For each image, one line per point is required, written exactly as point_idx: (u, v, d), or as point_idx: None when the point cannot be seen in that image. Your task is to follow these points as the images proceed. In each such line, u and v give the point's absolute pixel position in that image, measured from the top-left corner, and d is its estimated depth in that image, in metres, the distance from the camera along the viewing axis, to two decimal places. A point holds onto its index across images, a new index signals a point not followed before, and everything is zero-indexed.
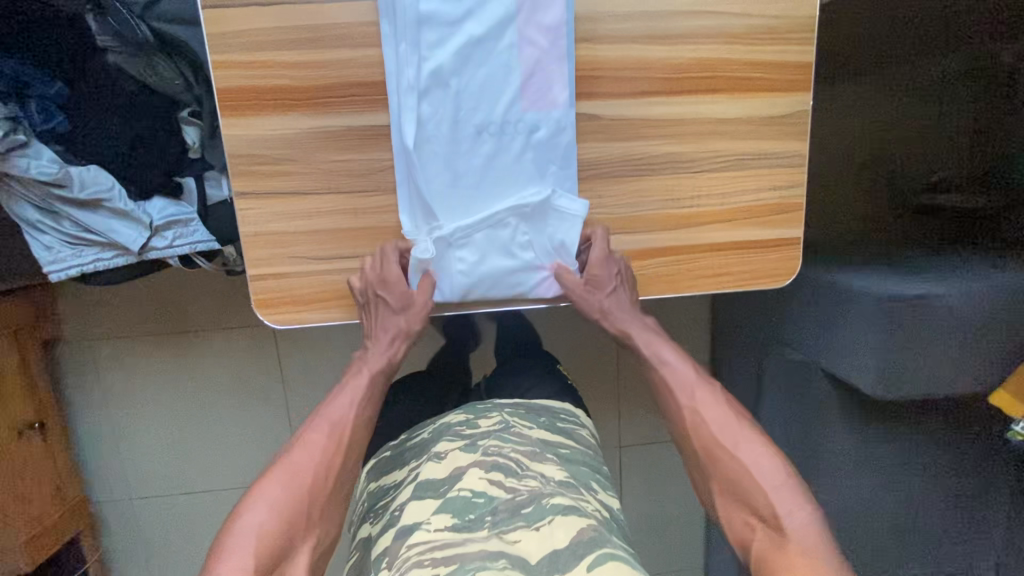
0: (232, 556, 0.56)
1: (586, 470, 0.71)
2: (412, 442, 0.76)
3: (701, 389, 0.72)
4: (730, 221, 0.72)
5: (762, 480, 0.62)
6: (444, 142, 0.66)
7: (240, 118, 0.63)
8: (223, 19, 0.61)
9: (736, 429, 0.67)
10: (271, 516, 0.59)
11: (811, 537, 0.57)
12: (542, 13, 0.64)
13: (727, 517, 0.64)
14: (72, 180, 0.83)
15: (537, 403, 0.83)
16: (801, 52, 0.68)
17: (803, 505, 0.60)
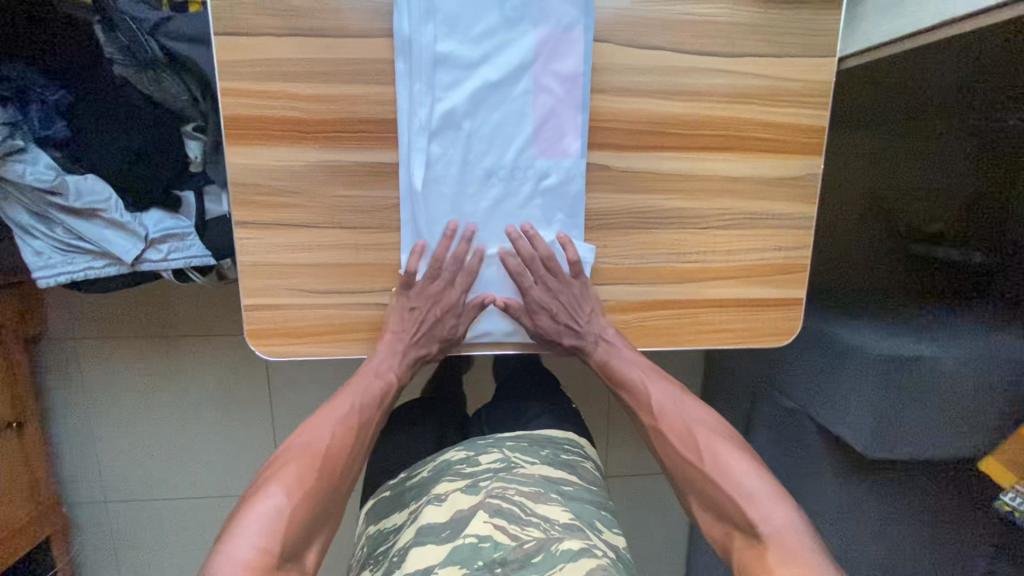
0: (246, 531, 0.53)
1: (592, 507, 0.70)
2: (412, 481, 0.76)
3: (667, 406, 0.71)
4: (733, 279, 0.72)
5: (733, 487, 0.61)
6: (453, 185, 0.66)
7: (246, 147, 0.62)
8: (236, 47, 0.60)
9: (699, 438, 0.67)
10: (303, 495, 0.58)
11: (787, 538, 0.55)
12: (559, 63, 0.63)
13: (709, 529, 0.63)
14: (68, 188, 0.80)
15: (543, 435, 0.82)
16: (815, 117, 0.68)
17: (777, 505, 0.58)
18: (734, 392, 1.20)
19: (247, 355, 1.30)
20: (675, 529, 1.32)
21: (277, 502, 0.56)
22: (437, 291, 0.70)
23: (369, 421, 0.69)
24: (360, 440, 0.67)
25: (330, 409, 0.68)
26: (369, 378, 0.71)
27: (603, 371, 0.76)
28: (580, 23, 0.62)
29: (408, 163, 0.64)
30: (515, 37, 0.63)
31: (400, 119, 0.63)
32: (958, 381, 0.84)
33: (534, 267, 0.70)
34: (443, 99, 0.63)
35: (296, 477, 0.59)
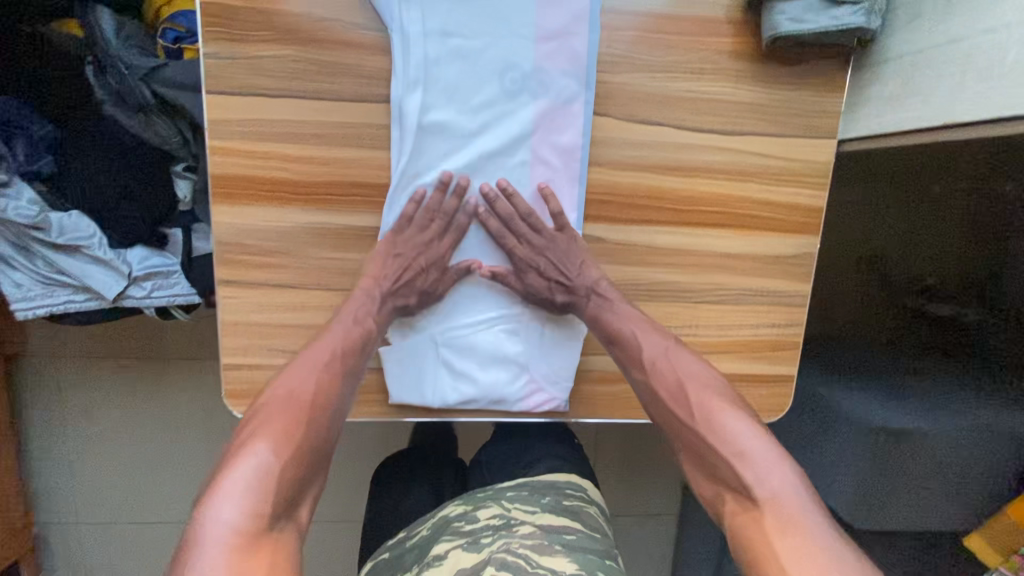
0: (227, 493, 0.44)
1: (599, 558, 0.62)
2: (412, 541, 0.69)
3: (659, 356, 0.62)
4: (725, 353, 0.71)
5: (726, 448, 0.54)
6: (442, 249, 0.65)
7: (234, 207, 0.61)
8: (227, 106, 0.58)
9: (692, 396, 0.59)
10: (292, 450, 0.49)
11: (789, 509, 0.48)
12: (557, 136, 0.63)
13: (701, 492, 0.56)
14: (51, 225, 0.78)
15: (542, 479, 0.76)
16: (814, 196, 0.67)
17: (777, 469, 0.51)
18: None
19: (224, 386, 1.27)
20: None
21: (263, 460, 0.47)
22: (413, 240, 0.64)
23: (351, 370, 0.59)
24: (345, 390, 0.57)
25: (307, 355, 0.58)
26: (346, 326, 0.61)
27: (594, 329, 0.66)
28: (580, 98, 0.62)
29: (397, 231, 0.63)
30: (515, 108, 0.62)
31: (389, 186, 0.62)
32: (947, 456, 0.83)
33: (517, 225, 0.65)
34: (433, 162, 0.63)
35: (281, 429, 0.50)
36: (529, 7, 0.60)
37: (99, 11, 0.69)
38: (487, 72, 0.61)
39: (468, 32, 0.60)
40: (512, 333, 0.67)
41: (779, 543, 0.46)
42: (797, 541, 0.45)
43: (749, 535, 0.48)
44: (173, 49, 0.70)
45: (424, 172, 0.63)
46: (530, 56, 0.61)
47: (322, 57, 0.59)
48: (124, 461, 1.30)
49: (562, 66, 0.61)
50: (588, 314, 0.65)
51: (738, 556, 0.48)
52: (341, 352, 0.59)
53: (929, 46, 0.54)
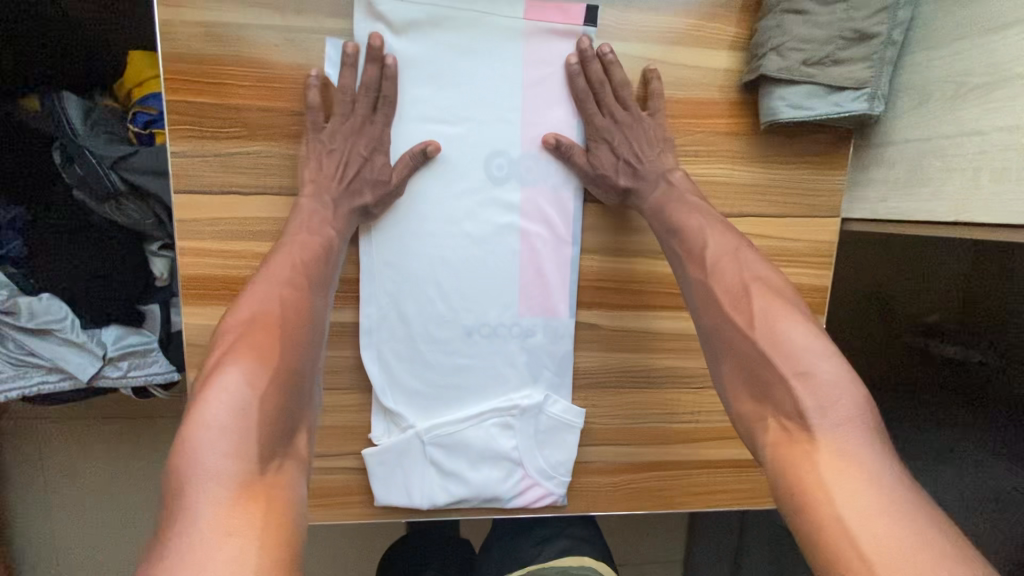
0: (208, 432, 0.39)
1: None
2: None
3: (706, 256, 0.54)
4: (729, 440, 0.67)
5: (785, 365, 0.45)
6: (426, 341, 0.61)
7: (207, 307, 0.57)
8: (197, 204, 0.55)
9: (754, 299, 0.49)
10: (269, 379, 0.43)
11: (844, 442, 0.40)
12: (547, 222, 0.60)
13: (738, 410, 0.48)
14: (20, 309, 0.75)
15: (552, 568, 0.65)
16: (819, 277, 0.64)
17: (846, 395, 0.42)
18: None
19: None
20: None
21: (240, 394, 0.41)
22: (360, 127, 0.57)
23: (319, 283, 0.53)
24: (316, 305, 0.51)
25: (268, 273, 0.51)
26: (303, 237, 0.54)
27: (652, 219, 0.58)
28: (568, 184, 0.59)
29: (377, 324, 0.60)
30: (501, 195, 0.59)
31: (364, 281, 0.59)
32: None
33: (600, 96, 0.58)
34: (412, 251, 0.59)
35: (251, 357, 0.44)
36: (514, 91, 0.57)
37: (65, 99, 0.66)
38: (472, 158, 0.58)
39: (451, 117, 0.57)
40: (506, 427, 0.62)
41: (832, 480, 0.38)
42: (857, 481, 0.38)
43: (798, 470, 0.40)
44: (146, 135, 0.66)
45: (403, 261, 0.59)
46: (516, 141, 0.58)
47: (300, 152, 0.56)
48: None
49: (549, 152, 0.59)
50: (651, 205, 0.58)
51: (776, 485, 0.42)
52: (302, 265, 0.52)
53: (939, 133, 0.52)
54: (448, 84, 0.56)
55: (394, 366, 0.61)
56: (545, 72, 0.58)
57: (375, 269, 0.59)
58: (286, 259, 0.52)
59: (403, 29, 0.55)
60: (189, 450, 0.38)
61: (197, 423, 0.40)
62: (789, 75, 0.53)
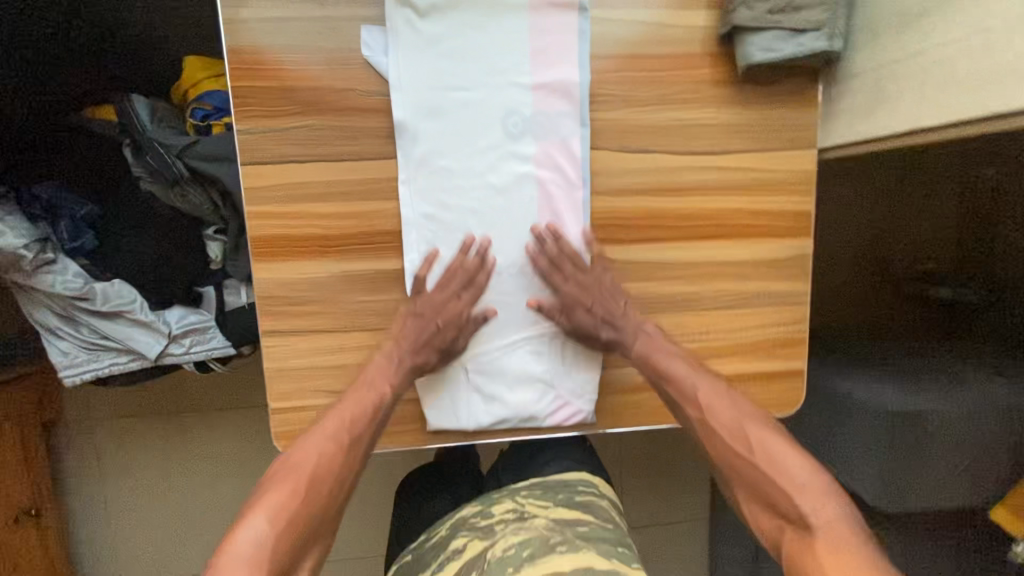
0: (228, 564, 0.52)
1: (619, 547, 0.68)
2: (431, 542, 0.76)
3: (706, 394, 0.66)
4: (737, 356, 0.75)
5: (785, 479, 0.59)
6: (462, 283, 0.69)
7: (272, 263, 0.66)
8: (260, 174, 0.64)
9: (747, 430, 0.63)
10: (285, 525, 0.55)
11: (840, 534, 0.54)
12: (560, 170, 0.68)
13: (755, 519, 0.61)
14: (95, 294, 0.83)
15: (555, 480, 0.82)
16: (802, 202, 0.73)
17: (829, 503, 0.56)
18: None
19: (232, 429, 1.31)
20: None
21: (261, 535, 0.54)
22: (445, 303, 0.68)
23: (361, 439, 0.64)
24: (349, 462, 0.62)
25: (322, 423, 0.63)
26: (362, 393, 0.66)
27: (644, 368, 0.70)
28: (577, 134, 0.67)
29: (418, 269, 0.68)
30: (517, 149, 0.67)
31: (405, 232, 0.67)
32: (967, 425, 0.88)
33: (562, 264, 0.69)
34: (445, 203, 0.67)
35: (280, 501, 0.57)
36: (522, 57, 0.66)
37: (133, 98, 0.76)
38: (490, 118, 0.66)
39: (469, 83, 0.65)
40: (536, 353, 0.71)
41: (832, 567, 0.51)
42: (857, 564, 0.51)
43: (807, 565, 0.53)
44: (203, 127, 0.76)
45: (438, 212, 0.67)
46: (527, 100, 0.66)
47: (343, 123, 0.65)
48: (163, 510, 1.32)
49: (557, 106, 0.67)
50: (637, 353, 0.70)
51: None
52: (350, 421, 0.64)
53: (893, 59, 0.61)
54: (465, 55, 0.65)
55: (436, 306, 0.69)
56: (548, 37, 0.66)
57: (413, 221, 0.67)
58: (337, 415, 0.64)
59: (425, 10, 0.64)
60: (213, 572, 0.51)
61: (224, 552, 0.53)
62: (760, 23, 0.63)
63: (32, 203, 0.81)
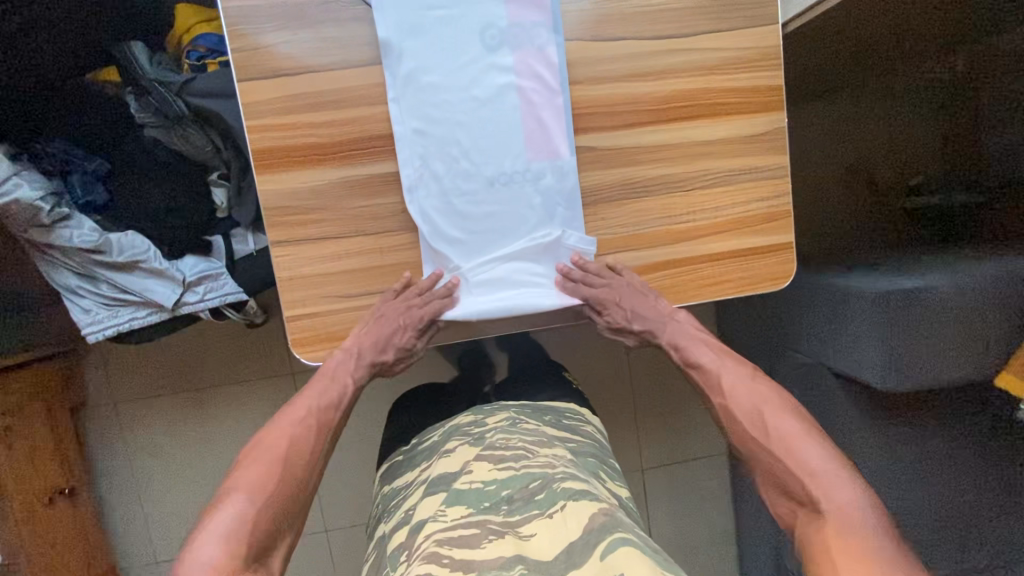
0: (208, 538, 0.56)
1: (595, 460, 0.74)
2: (423, 445, 0.80)
3: (733, 384, 0.72)
4: (724, 234, 0.78)
5: (803, 464, 0.60)
6: (457, 194, 0.73)
7: (274, 175, 0.70)
8: (255, 90, 0.69)
9: (766, 415, 0.67)
10: (263, 497, 0.60)
11: (853, 520, 0.55)
12: (539, 77, 0.72)
13: (774, 506, 0.63)
14: (111, 245, 0.86)
15: (545, 404, 0.87)
16: (770, 77, 0.76)
17: (842, 489, 0.57)
18: (752, 368, 1.21)
19: (253, 404, 1.29)
20: (718, 508, 1.34)
21: (240, 508, 0.58)
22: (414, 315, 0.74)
23: (327, 425, 0.71)
24: (317, 443, 0.68)
25: (289, 413, 0.70)
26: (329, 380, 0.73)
27: (676, 352, 0.81)
28: (552, 42, 0.72)
29: (415, 181, 0.72)
30: (497, 61, 0.72)
31: (399, 146, 0.71)
32: (954, 305, 0.86)
33: (590, 283, 0.76)
34: (435, 117, 0.71)
35: (258, 480, 0.61)
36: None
37: (131, 45, 0.84)
38: (469, 33, 0.71)
39: (446, 2, 0.70)
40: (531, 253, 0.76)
41: (840, 550, 0.54)
42: (860, 551, 0.53)
43: (818, 549, 0.56)
44: (199, 66, 0.84)
45: (429, 126, 0.71)
46: (502, 14, 0.71)
47: (329, 34, 0.69)
48: (191, 490, 1.30)
49: (531, 17, 0.71)
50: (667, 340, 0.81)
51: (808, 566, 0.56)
52: (316, 409, 0.71)
53: None
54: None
55: (434, 217, 0.73)
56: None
57: (406, 136, 0.71)
58: (305, 403, 0.71)
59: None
60: (192, 549, 0.55)
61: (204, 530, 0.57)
62: None
63: (45, 159, 0.86)
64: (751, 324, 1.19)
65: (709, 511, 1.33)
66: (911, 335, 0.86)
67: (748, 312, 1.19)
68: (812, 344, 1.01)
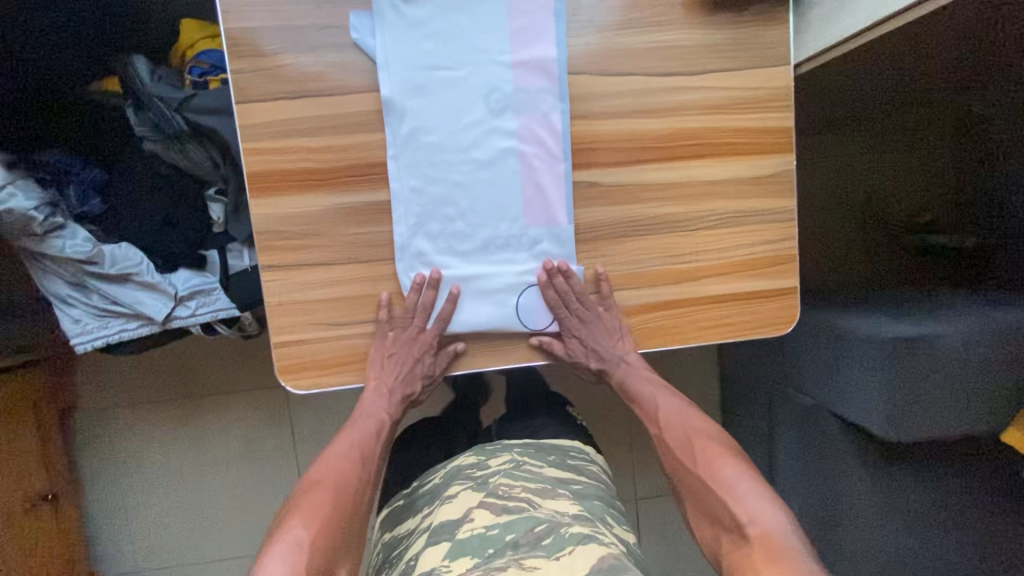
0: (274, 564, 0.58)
1: (600, 504, 0.71)
2: (424, 488, 0.77)
3: (670, 415, 0.77)
4: (726, 275, 0.76)
5: (722, 487, 0.66)
6: (450, 255, 0.72)
7: (269, 198, 0.69)
8: (254, 112, 0.67)
9: (698, 447, 0.72)
10: (322, 524, 0.63)
11: (774, 538, 0.59)
12: (541, 143, 0.71)
13: (702, 535, 0.67)
14: (104, 257, 0.85)
15: (548, 443, 0.84)
16: (779, 119, 0.74)
17: (765, 511, 0.62)
18: (751, 403, 1.18)
19: (243, 416, 1.27)
20: None
21: (300, 533, 0.61)
22: (414, 338, 0.75)
23: (373, 456, 0.75)
24: (366, 474, 0.72)
25: (341, 446, 0.74)
26: (364, 420, 0.76)
27: (621, 388, 0.82)
28: (557, 109, 0.70)
29: (408, 240, 0.71)
30: (500, 124, 0.70)
31: (395, 205, 0.70)
32: (960, 354, 0.83)
33: (569, 302, 0.75)
34: (433, 176, 0.70)
35: (315, 510, 0.64)
36: (502, 38, 0.69)
37: (134, 60, 0.84)
38: (473, 96, 0.69)
39: (452, 62, 0.68)
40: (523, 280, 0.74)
41: (760, 566, 0.57)
42: (777, 566, 0.56)
43: (742, 568, 0.59)
44: (200, 82, 0.84)
45: (425, 185, 0.70)
46: (509, 78, 0.69)
47: (332, 58, 0.68)
48: (178, 499, 1.28)
49: (537, 82, 0.70)
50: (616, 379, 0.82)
51: None
52: (362, 444, 0.74)
53: None
54: (447, 36, 0.68)
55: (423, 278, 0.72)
56: (526, 19, 0.69)
57: (403, 194, 0.70)
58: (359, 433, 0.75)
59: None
60: None
61: (268, 558, 0.59)
62: None
63: (40, 167, 0.84)
64: (750, 357, 1.16)
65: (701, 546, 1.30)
66: (915, 388, 0.84)
67: (748, 347, 1.16)
68: (812, 387, 0.98)
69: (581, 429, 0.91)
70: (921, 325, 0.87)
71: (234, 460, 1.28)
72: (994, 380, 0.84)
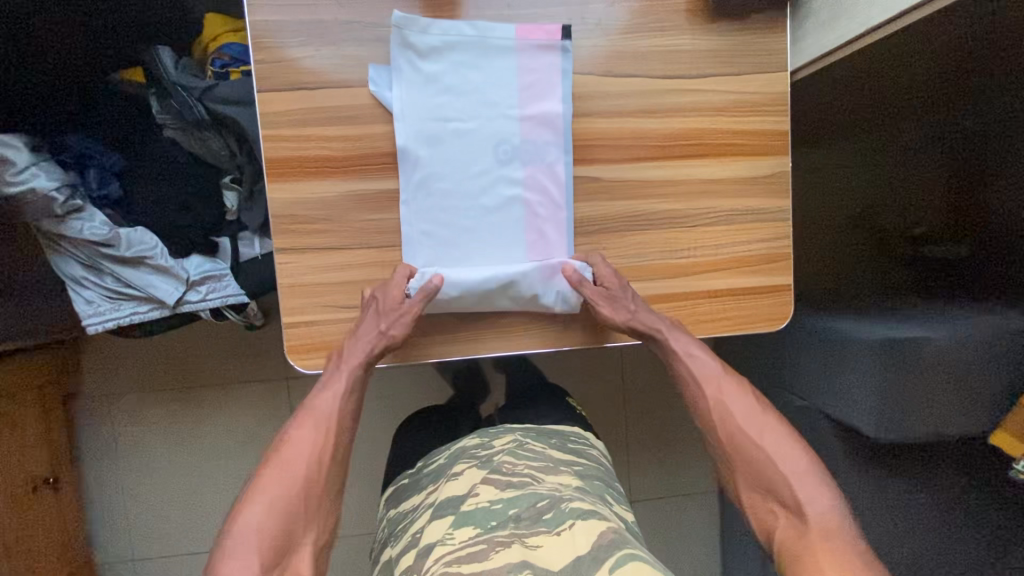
0: (232, 558, 0.60)
1: (601, 483, 0.73)
2: (430, 468, 0.79)
3: (722, 382, 0.74)
4: (723, 271, 0.79)
5: (785, 470, 0.66)
6: (454, 256, 0.74)
7: (285, 184, 0.72)
8: (274, 101, 0.71)
9: (753, 420, 0.71)
10: (276, 513, 0.63)
11: (833, 522, 0.61)
12: (545, 192, 0.74)
13: (750, 507, 0.68)
14: (120, 240, 0.87)
15: (550, 427, 0.86)
16: (776, 122, 0.78)
17: (824, 494, 0.63)
18: None
19: (245, 406, 1.29)
20: (704, 545, 1.32)
21: (254, 524, 0.62)
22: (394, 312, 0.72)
23: (341, 426, 0.71)
24: (329, 449, 0.69)
25: (309, 415, 0.71)
26: (335, 378, 0.72)
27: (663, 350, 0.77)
28: (561, 160, 0.74)
29: (416, 230, 0.73)
30: (508, 174, 0.74)
31: (405, 196, 0.73)
32: (951, 357, 0.86)
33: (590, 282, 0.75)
34: (444, 192, 0.73)
35: (271, 496, 0.64)
36: (512, 93, 0.72)
37: (158, 48, 0.87)
38: (482, 147, 0.73)
39: (464, 116, 0.72)
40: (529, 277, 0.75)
41: (825, 551, 0.59)
42: (843, 553, 0.58)
43: (802, 549, 0.60)
44: (221, 73, 0.87)
45: (435, 179, 0.72)
46: (517, 130, 0.73)
47: (351, 52, 0.71)
48: (180, 487, 1.29)
49: (544, 135, 0.73)
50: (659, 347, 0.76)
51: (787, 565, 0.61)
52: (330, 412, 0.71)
53: None
54: (460, 91, 0.71)
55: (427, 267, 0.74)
56: (535, 76, 0.72)
57: (412, 186, 0.72)
58: (326, 398, 0.72)
59: (426, 52, 0.70)
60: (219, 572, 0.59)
61: (228, 545, 0.61)
62: None
63: (64, 151, 0.86)
64: (744, 359, 1.19)
65: (695, 548, 1.32)
66: (905, 387, 0.86)
67: (744, 350, 1.19)
68: (804, 389, 1.00)
69: (579, 421, 0.93)
70: (917, 328, 0.89)
71: (235, 449, 1.29)
72: (982, 382, 0.87)
